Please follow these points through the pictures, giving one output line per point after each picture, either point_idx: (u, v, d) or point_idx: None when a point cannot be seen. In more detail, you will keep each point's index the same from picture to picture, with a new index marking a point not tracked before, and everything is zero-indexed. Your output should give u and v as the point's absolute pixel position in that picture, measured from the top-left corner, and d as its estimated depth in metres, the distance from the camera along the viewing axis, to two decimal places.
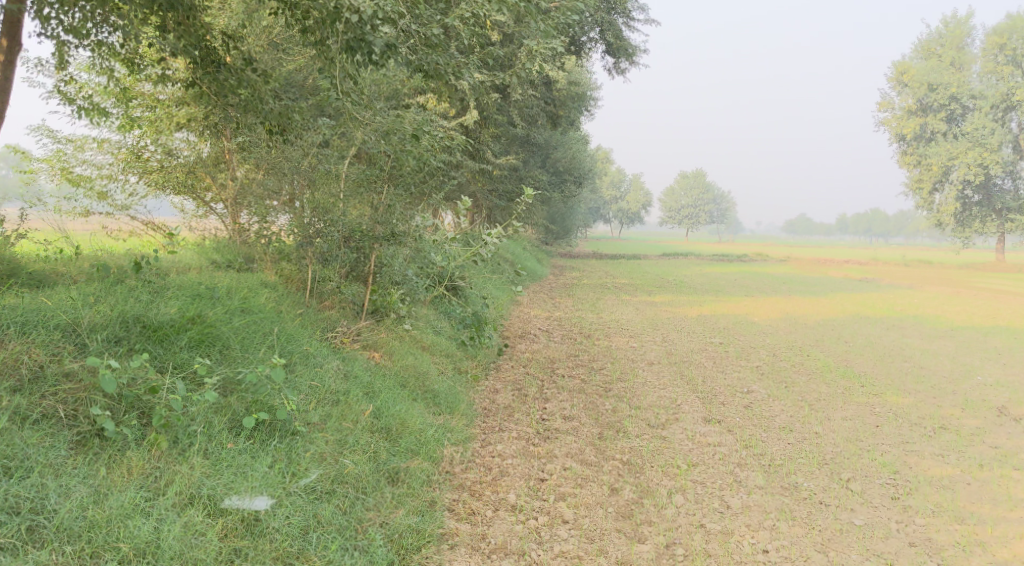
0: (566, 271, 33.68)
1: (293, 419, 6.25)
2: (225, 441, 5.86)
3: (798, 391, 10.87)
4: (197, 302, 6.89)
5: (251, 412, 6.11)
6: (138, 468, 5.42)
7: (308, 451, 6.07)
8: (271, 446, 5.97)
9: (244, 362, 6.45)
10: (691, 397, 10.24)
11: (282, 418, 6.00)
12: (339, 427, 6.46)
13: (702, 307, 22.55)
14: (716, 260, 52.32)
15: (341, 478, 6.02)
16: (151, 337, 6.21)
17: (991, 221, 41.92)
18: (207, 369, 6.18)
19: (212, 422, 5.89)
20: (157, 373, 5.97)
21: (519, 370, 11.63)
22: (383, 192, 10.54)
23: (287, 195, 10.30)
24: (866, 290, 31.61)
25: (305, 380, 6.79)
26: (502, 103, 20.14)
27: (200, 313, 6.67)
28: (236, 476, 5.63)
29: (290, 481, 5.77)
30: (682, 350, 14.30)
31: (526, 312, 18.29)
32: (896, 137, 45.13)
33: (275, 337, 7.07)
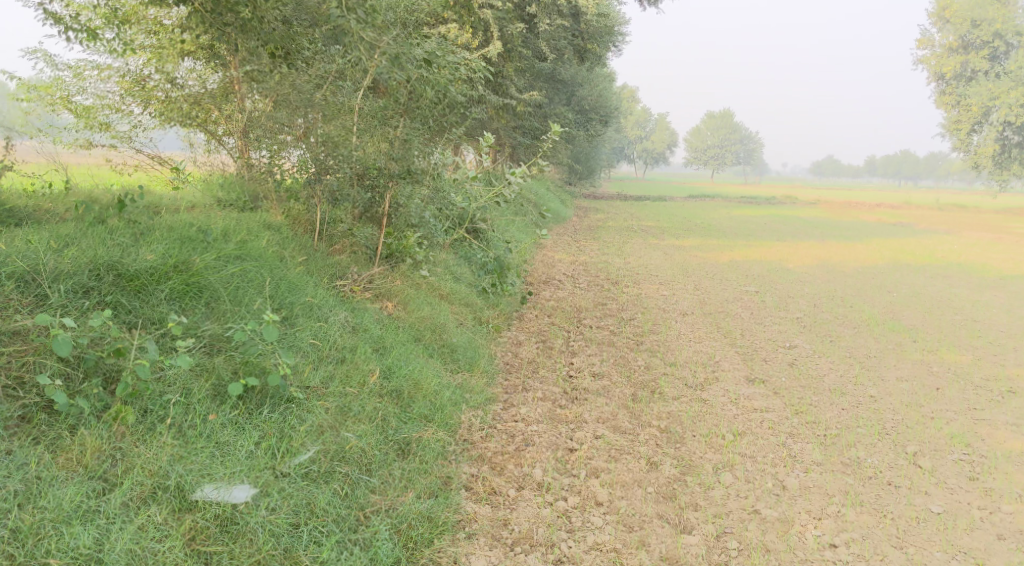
0: (591, 213, 32.73)
1: (289, 384, 5.58)
2: (206, 412, 5.20)
3: (846, 347, 10.03)
4: (183, 246, 6.18)
5: (239, 376, 5.46)
6: (92, 451, 4.78)
7: (304, 423, 5.39)
8: (260, 419, 5.31)
9: (235, 318, 5.81)
10: (730, 352, 9.44)
11: (275, 385, 5.31)
12: (342, 392, 5.79)
13: (733, 252, 21.57)
14: (743, 203, 50.86)
15: (342, 454, 5.35)
16: (126, 287, 5.55)
17: None
18: (190, 327, 5.55)
19: (191, 390, 5.24)
20: (126, 331, 5.31)
21: (544, 321, 10.87)
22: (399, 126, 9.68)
23: (300, 129, 9.33)
24: (901, 235, 30.37)
25: (307, 336, 6.11)
26: (527, 34, 19.02)
27: (186, 259, 5.99)
28: (214, 459, 4.98)
29: (281, 461, 5.11)
30: (716, 299, 13.43)
31: (550, 256, 17.44)
32: (935, 76, 43.12)
33: (274, 288, 6.36)
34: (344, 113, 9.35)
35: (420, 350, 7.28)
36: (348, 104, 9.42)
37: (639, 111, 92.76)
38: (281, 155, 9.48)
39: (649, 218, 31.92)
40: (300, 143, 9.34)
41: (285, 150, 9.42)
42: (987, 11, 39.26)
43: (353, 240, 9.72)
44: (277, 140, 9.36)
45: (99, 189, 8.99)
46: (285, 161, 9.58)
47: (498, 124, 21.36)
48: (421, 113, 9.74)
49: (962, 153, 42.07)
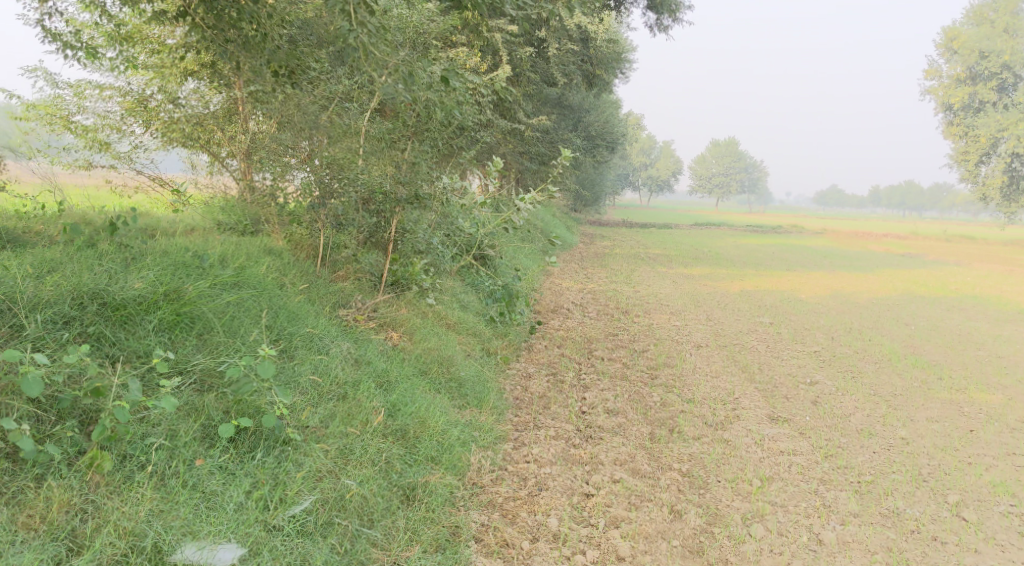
0: (596, 239, 32.37)
1: (285, 424, 5.18)
2: (193, 458, 4.85)
3: (869, 384, 9.62)
4: (175, 273, 5.82)
5: (230, 417, 5.08)
6: (61, 505, 4.45)
7: (301, 468, 5.03)
8: (252, 465, 4.94)
9: (229, 351, 5.42)
10: (750, 389, 9.03)
11: (270, 427, 4.91)
12: (343, 432, 5.41)
13: (743, 281, 21.19)
14: (750, 232, 50.47)
15: (342, 503, 4.99)
16: (111, 318, 5.19)
17: None
18: (179, 362, 5.19)
19: (177, 433, 4.87)
20: (108, 368, 4.94)
21: (554, 352, 10.48)
22: (407, 149, 9.34)
23: (304, 152, 9.07)
24: (912, 266, 29.97)
25: (307, 371, 5.71)
26: (537, 59, 18.81)
27: (178, 287, 5.62)
28: (197, 512, 4.62)
29: (274, 513, 4.76)
30: (730, 331, 13.03)
31: (559, 284, 17.06)
32: (942, 107, 42.96)
33: (272, 318, 6.00)
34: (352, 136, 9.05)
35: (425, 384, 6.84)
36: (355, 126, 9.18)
37: (644, 138, 92.77)
38: (285, 178, 9.20)
39: (656, 246, 31.53)
40: (305, 166, 9.09)
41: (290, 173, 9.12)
42: (994, 43, 39.21)
43: (358, 267, 9.36)
44: (283, 163, 9.08)
45: (93, 212, 8.65)
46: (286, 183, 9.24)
47: (505, 150, 21.06)
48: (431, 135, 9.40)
49: (970, 184, 41.79)
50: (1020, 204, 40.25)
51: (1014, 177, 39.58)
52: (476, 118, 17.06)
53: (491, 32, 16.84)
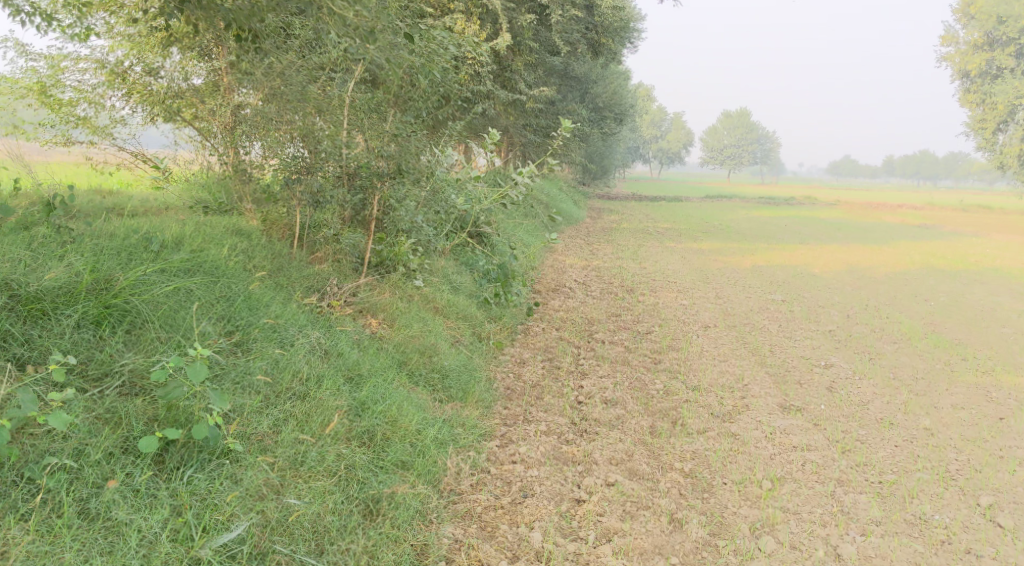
0: (604, 214, 31.69)
1: (223, 433, 4.69)
2: (104, 480, 4.32)
3: (888, 367, 8.99)
4: (110, 261, 5.36)
5: (156, 428, 4.59)
6: None
7: (236, 487, 4.51)
8: (175, 485, 4.42)
9: (164, 349, 4.94)
10: (760, 375, 8.42)
11: (204, 436, 4.41)
12: (295, 439, 4.92)
13: (754, 256, 20.49)
14: (762, 204, 49.54)
15: (286, 525, 4.48)
16: (23, 314, 4.76)
17: None
18: (101, 364, 4.73)
19: (86, 451, 4.37)
20: (17, 371, 4.52)
21: (552, 336, 9.87)
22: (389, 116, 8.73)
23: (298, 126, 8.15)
24: (928, 238, 29.17)
25: (260, 368, 5.20)
26: (538, 27, 18.00)
27: (110, 277, 5.19)
28: (101, 545, 4.09)
29: (200, 541, 4.23)
30: (740, 310, 12.39)
31: (562, 261, 16.43)
32: (959, 74, 41.79)
33: (224, 307, 5.53)
34: (335, 106, 8.33)
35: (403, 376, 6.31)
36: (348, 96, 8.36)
37: (654, 110, 91.44)
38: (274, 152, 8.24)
39: (664, 220, 30.78)
40: (300, 142, 8.22)
41: (288, 149, 8.19)
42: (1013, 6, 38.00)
43: (339, 248, 8.64)
44: (276, 139, 8.11)
45: (53, 192, 8.09)
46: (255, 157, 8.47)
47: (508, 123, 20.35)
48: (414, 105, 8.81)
49: (987, 153, 40.75)
50: None
51: None
52: (474, 89, 16.38)
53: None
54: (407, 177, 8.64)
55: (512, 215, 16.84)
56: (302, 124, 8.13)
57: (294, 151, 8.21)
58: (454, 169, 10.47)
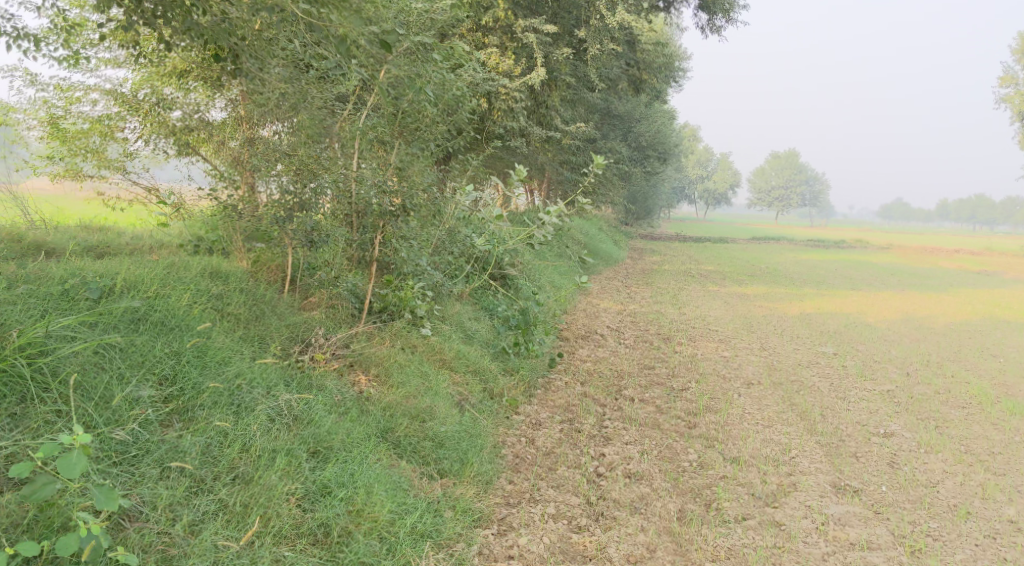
0: (645, 255, 30.60)
1: (115, 537, 4.20)
2: None
3: (958, 439, 7.87)
4: (21, 313, 4.89)
5: (33, 529, 4.10)
6: None
7: None
8: None
9: (64, 424, 4.47)
10: (810, 446, 7.35)
11: (67, 548, 3.89)
12: (216, 541, 4.41)
13: (803, 303, 19.28)
14: (811, 247, 47.85)
15: None
16: None
17: None
18: None
19: None
20: None
21: (575, 391, 8.93)
22: (394, 148, 8.02)
23: (294, 160, 7.32)
24: (989, 285, 27.57)
25: (194, 447, 4.73)
26: (576, 62, 17.21)
27: (11, 331, 4.71)
28: None
29: None
30: (786, 364, 11.27)
31: (595, 305, 15.45)
32: (1018, 114, 40.14)
33: (163, 369, 5.05)
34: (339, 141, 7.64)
35: (388, 445, 5.71)
36: (361, 124, 7.66)
37: (700, 151, 90.27)
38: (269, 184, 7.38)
39: (707, 262, 29.60)
40: (296, 180, 7.37)
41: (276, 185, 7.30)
42: None
43: (336, 291, 7.78)
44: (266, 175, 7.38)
45: (30, 233, 7.46)
46: (261, 196, 7.47)
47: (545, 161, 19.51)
48: (420, 135, 8.12)
49: None
50: None
51: None
52: (506, 125, 15.63)
53: (524, 32, 15.43)
54: (412, 215, 7.87)
55: (542, 256, 15.95)
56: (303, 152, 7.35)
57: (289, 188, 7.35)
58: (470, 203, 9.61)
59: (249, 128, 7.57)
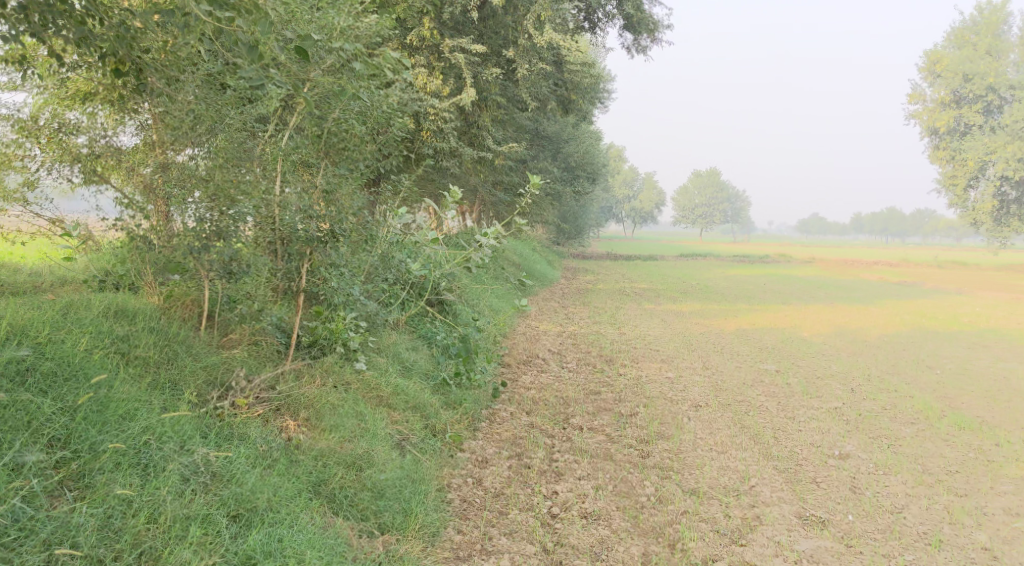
0: (579, 274, 30.43)
1: None
2: None
3: (914, 458, 7.69)
4: None
5: None
6: None
7: None
8: None
9: None
10: (769, 472, 7.03)
11: None
12: None
13: (738, 318, 19.30)
14: (737, 261, 48.69)
15: None
16: None
17: None
18: None
19: None
20: None
21: (521, 423, 8.47)
22: (320, 169, 7.41)
23: (209, 186, 6.68)
24: (911, 295, 28.32)
25: (90, 521, 4.34)
26: (506, 81, 16.91)
27: None
28: None
29: None
30: (732, 384, 11.03)
31: (533, 328, 15.04)
32: (928, 130, 41.73)
33: (54, 431, 4.63)
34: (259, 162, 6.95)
35: (320, 500, 5.29)
36: (283, 144, 7.04)
37: (626, 170, 91.49)
38: (185, 214, 6.73)
39: (640, 279, 29.61)
40: (212, 206, 6.74)
41: (187, 216, 6.71)
42: (978, 64, 38.26)
43: (259, 325, 7.19)
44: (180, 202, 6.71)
45: None
46: (176, 226, 6.80)
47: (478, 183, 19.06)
48: (348, 155, 7.58)
49: (959, 208, 40.54)
50: (1011, 229, 39.29)
51: (1003, 202, 39.00)
52: (436, 146, 15.16)
53: (452, 51, 15.02)
54: (341, 241, 7.32)
55: (478, 278, 15.49)
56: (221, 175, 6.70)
57: (202, 217, 6.73)
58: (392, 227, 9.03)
59: (161, 152, 6.84)
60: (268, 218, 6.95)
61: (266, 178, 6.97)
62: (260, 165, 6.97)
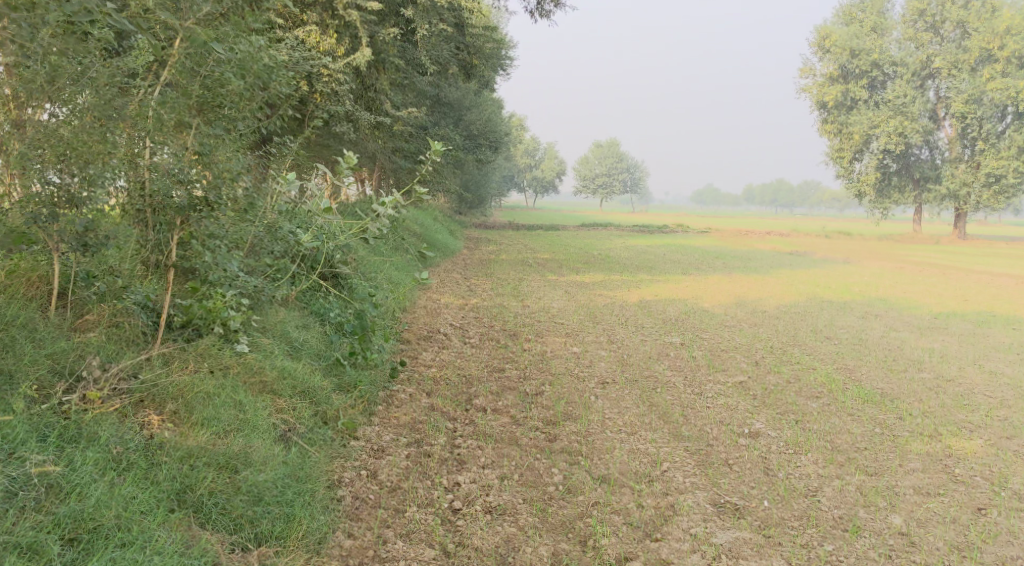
0: (481, 244, 29.90)
1: None
2: None
3: (822, 435, 7.59)
4: None
5: None
6: None
7: None
8: None
9: None
10: (680, 457, 6.76)
11: None
12: None
13: (641, 289, 19.25)
14: (637, 232, 49.20)
15: None
16: None
17: (909, 191, 40.77)
18: None
19: None
20: None
21: (420, 405, 7.93)
22: (193, 126, 6.36)
23: (60, 146, 5.73)
24: (803, 265, 29.16)
25: None
26: (405, 42, 16.07)
27: None
28: None
29: None
30: (638, 358, 10.78)
31: (435, 301, 14.44)
32: (817, 105, 43.03)
33: None
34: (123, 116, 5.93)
35: (182, 509, 4.75)
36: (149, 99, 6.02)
37: (528, 139, 91.20)
38: (31, 176, 5.70)
39: (543, 249, 29.35)
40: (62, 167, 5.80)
41: (39, 177, 5.73)
42: (864, 41, 39.61)
43: (122, 306, 6.19)
44: (21, 163, 5.62)
45: None
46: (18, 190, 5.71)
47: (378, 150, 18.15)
48: (223, 113, 6.53)
49: (845, 181, 42.09)
50: (892, 200, 41.16)
51: (885, 174, 40.72)
52: (331, 109, 14.26)
53: (347, 7, 14.04)
54: (217, 209, 6.49)
55: (376, 249, 14.75)
56: (81, 132, 5.75)
57: (50, 180, 5.80)
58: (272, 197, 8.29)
59: (16, 109, 5.60)
60: (134, 180, 6.13)
61: (137, 135, 6.08)
62: (127, 122, 5.97)
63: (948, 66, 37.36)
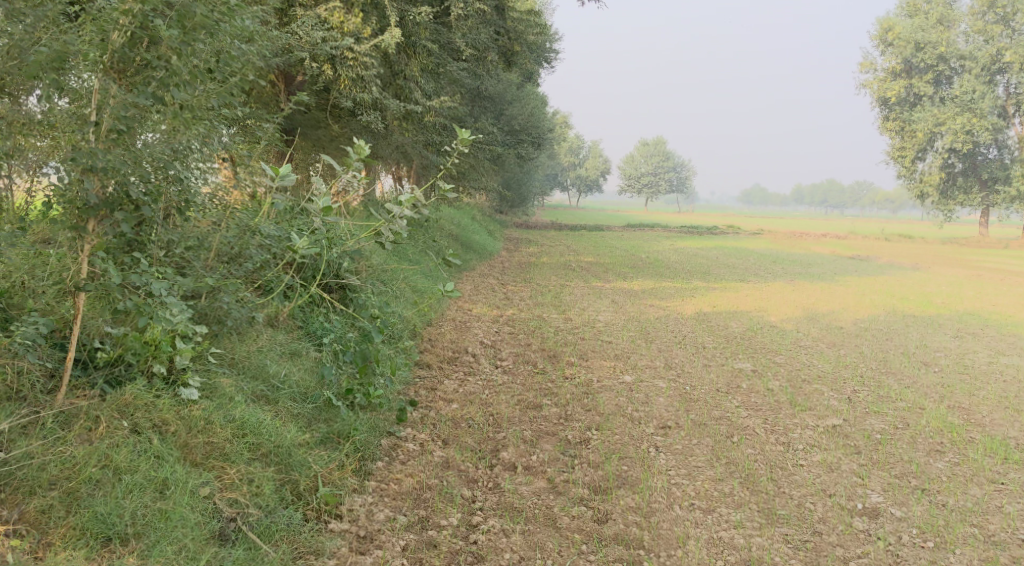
0: (522, 246, 28.05)
1: None
2: None
3: (966, 517, 5.66)
4: None
5: None
6: None
7: None
8: None
9: None
10: (784, 556, 5.06)
11: None
12: None
13: (697, 299, 17.26)
14: (684, 233, 46.93)
15: None
16: None
17: (975, 192, 37.75)
18: None
19: None
20: None
21: (433, 460, 6.16)
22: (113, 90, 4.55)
23: None
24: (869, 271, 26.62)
25: None
26: (440, 27, 14.39)
27: None
28: None
29: None
30: (703, 392, 8.83)
31: (464, 313, 12.65)
32: (880, 101, 40.26)
33: None
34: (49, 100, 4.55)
35: None
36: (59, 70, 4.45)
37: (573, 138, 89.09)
38: None
39: (588, 252, 27.36)
40: None
41: None
42: (931, 33, 36.79)
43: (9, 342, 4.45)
44: None
45: None
46: None
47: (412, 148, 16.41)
48: (154, 78, 4.76)
49: (907, 181, 39.28)
50: (958, 201, 38.35)
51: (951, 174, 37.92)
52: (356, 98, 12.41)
53: None
54: (144, 209, 4.90)
55: (399, 254, 13.03)
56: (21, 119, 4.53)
57: None
58: (222, 189, 6.35)
59: None
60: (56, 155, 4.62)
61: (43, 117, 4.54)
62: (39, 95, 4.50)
63: (1019, 60, 34.23)
